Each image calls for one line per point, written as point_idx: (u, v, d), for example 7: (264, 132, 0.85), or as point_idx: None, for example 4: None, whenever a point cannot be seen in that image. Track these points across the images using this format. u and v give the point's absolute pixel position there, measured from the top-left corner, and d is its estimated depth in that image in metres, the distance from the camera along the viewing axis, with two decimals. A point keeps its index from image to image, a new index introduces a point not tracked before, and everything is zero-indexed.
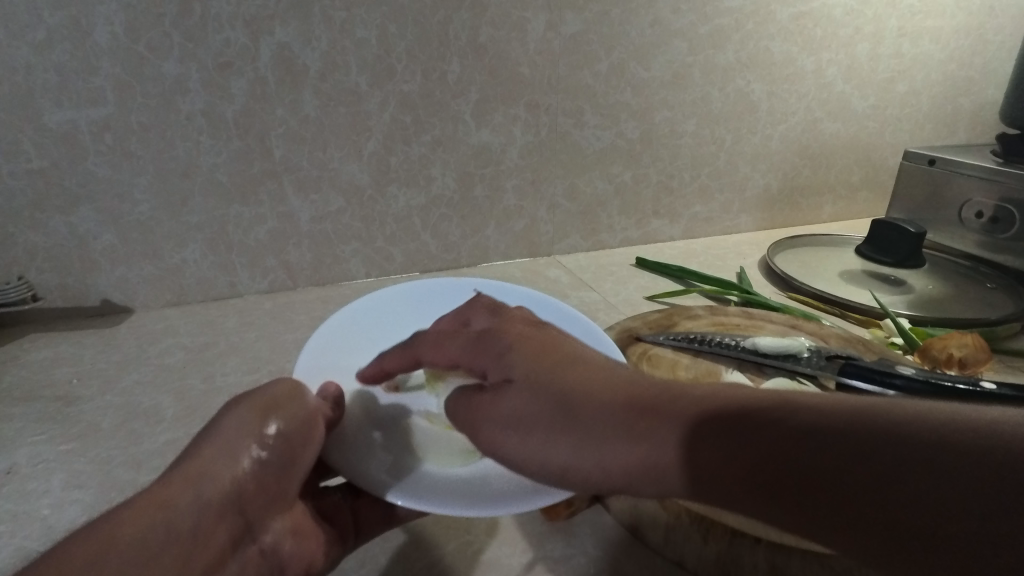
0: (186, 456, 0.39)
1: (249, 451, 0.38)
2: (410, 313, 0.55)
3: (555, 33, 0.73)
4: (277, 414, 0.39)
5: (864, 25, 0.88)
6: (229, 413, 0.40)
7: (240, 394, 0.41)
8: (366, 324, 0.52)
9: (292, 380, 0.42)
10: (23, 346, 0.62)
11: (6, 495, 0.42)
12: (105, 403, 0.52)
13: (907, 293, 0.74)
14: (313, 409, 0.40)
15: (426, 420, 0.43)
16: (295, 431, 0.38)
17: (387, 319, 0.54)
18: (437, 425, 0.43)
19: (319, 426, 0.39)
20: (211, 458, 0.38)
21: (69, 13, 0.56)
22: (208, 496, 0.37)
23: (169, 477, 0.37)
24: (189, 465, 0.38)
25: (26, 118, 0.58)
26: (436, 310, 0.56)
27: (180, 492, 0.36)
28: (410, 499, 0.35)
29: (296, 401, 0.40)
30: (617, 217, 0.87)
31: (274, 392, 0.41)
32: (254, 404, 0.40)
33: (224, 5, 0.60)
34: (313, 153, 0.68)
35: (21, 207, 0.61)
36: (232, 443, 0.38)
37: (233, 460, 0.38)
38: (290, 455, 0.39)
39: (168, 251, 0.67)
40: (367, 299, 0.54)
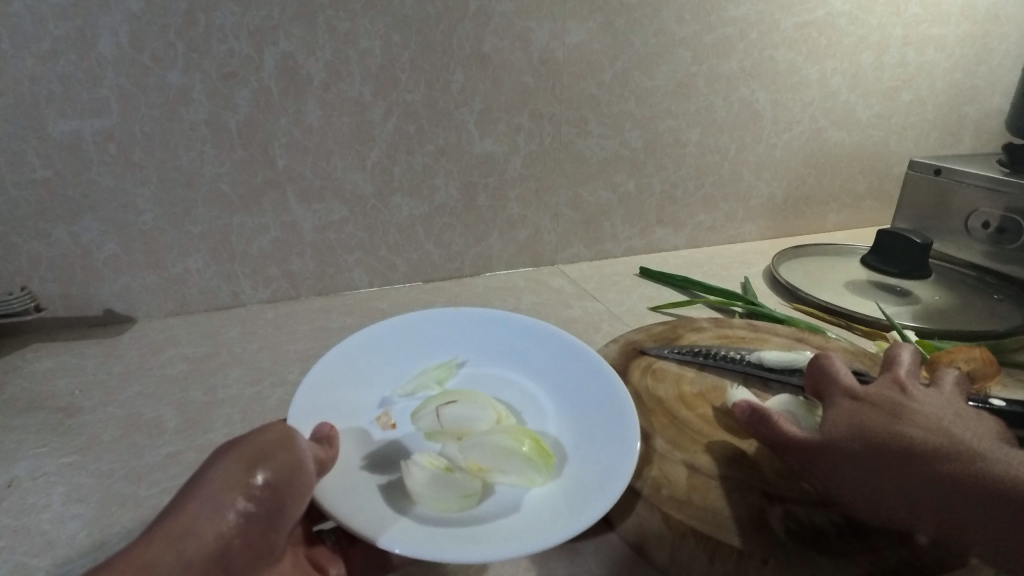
0: (162, 515, 0.31)
1: (235, 504, 0.31)
2: (407, 346, 0.55)
3: (559, 43, 0.73)
4: (267, 458, 0.33)
5: (869, 34, 0.88)
6: (209, 463, 0.33)
7: (221, 445, 0.34)
8: (365, 356, 0.52)
9: (279, 425, 0.36)
10: (25, 356, 0.62)
11: (6, 509, 0.41)
12: (106, 415, 0.51)
13: (914, 305, 0.74)
14: (303, 457, 0.35)
15: (423, 460, 0.41)
16: (285, 476, 0.33)
17: (386, 350, 0.53)
18: (434, 465, 0.41)
19: (309, 473, 0.35)
20: (193, 514, 0.31)
21: (74, 24, 0.56)
22: (192, 557, 0.30)
23: (145, 537, 0.30)
24: (164, 524, 0.31)
25: (30, 128, 0.58)
26: (427, 346, 0.55)
27: (159, 555, 0.29)
28: (405, 545, 0.34)
29: (285, 447, 0.34)
30: (621, 227, 0.87)
31: (264, 437, 0.35)
32: (240, 449, 0.33)
33: (228, 15, 0.60)
34: (316, 162, 0.68)
35: (24, 217, 0.61)
36: (216, 494, 0.31)
37: (214, 516, 0.31)
38: (280, 506, 0.33)
39: (171, 261, 0.67)
40: (356, 339, 0.53)
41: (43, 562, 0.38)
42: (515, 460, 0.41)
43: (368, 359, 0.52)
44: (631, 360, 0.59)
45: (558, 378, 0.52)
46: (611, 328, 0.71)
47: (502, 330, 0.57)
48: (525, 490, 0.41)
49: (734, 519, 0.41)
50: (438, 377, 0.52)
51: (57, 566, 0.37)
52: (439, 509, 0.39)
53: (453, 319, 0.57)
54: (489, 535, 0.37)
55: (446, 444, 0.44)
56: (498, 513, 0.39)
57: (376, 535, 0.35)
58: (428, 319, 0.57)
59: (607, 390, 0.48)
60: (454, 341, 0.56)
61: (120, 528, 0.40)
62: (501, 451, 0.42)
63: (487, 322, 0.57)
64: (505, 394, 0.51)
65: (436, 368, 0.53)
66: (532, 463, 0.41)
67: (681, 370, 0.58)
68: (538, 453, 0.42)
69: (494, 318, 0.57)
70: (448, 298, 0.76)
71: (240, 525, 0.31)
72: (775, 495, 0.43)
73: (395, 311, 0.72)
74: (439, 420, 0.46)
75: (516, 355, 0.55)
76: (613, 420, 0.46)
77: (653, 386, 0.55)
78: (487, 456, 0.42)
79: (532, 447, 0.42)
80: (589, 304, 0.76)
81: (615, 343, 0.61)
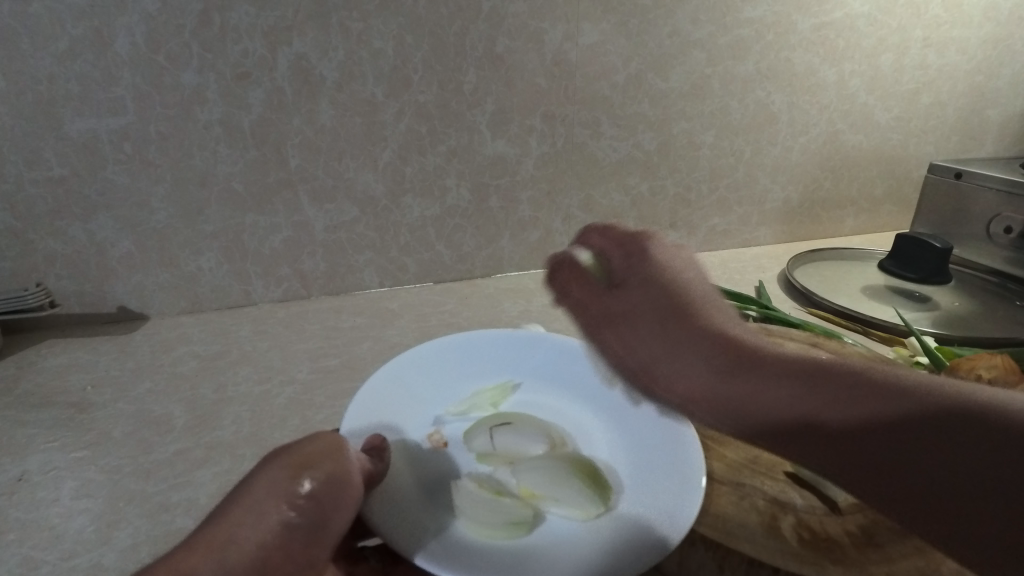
0: (214, 515, 0.32)
1: (277, 513, 0.32)
2: (448, 370, 0.53)
3: (572, 44, 0.72)
4: (313, 469, 0.33)
5: (888, 36, 0.86)
6: (259, 467, 0.34)
7: (273, 449, 0.35)
8: (409, 380, 0.50)
9: (330, 433, 0.37)
10: (40, 352, 0.62)
11: (16, 502, 0.42)
12: (118, 411, 0.52)
13: (933, 310, 0.72)
14: (351, 468, 0.35)
15: (474, 484, 0.42)
16: (331, 490, 0.33)
17: (427, 372, 0.52)
18: (485, 490, 0.41)
19: (356, 485, 0.34)
20: (238, 519, 0.31)
21: (92, 24, 0.57)
22: (232, 566, 0.30)
23: (191, 542, 0.31)
24: (210, 529, 0.32)
25: (49, 126, 0.59)
26: (471, 368, 0.53)
27: (201, 561, 0.30)
28: (442, 566, 0.34)
29: (332, 456, 0.34)
30: (633, 229, 0.86)
31: (314, 445, 0.35)
32: (288, 456, 0.34)
33: (243, 16, 0.60)
34: (328, 163, 0.69)
35: (41, 214, 0.62)
36: (260, 501, 0.32)
37: (255, 524, 0.31)
38: (322, 519, 0.33)
39: (184, 260, 0.68)
40: (393, 363, 0.50)
41: (50, 555, 0.38)
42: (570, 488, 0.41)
43: (411, 383, 0.50)
44: None
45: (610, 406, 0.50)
46: None
47: (541, 352, 0.55)
48: (577, 521, 0.40)
49: (744, 527, 0.40)
50: (492, 400, 0.51)
51: (65, 561, 0.37)
52: (485, 533, 0.38)
53: (489, 336, 0.55)
54: (537, 564, 0.35)
55: (496, 468, 0.45)
56: (550, 542, 0.38)
57: (415, 554, 0.34)
58: (465, 341, 0.55)
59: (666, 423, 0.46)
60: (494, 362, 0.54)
61: (127, 524, 0.40)
62: (557, 479, 0.41)
63: (523, 342, 0.55)
64: (559, 421, 0.50)
65: (483, 395, 0.51)
66: (587, 494, 0.41)
67: None
68: (594, 488, 0.42)
69: (530, 336, 0.55)
70: (458, 300, 0.76)
71: (279, 533, 0.32)
72: (784, 501, 0.43)
73: (405, 312, 0.72)
74: (492, 443, 0.46)
75: (562, 377, 0.54)
76: (671, 452, 0.43)
77: None
78: (540, 482, 0.42)
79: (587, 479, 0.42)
80: None
81: None
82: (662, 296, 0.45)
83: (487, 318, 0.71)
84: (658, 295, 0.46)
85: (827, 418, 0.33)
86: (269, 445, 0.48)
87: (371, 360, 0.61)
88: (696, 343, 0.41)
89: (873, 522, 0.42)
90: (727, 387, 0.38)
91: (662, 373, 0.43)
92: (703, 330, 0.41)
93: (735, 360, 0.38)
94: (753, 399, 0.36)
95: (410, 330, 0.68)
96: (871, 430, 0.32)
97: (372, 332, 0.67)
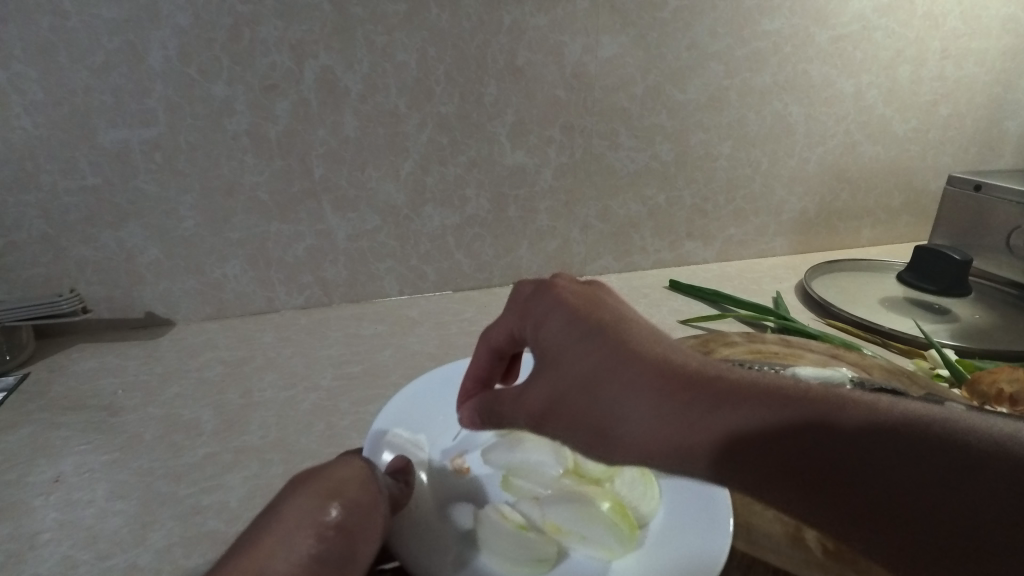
0: (236, 550, 0.32)
1: (308, 541, 0.32)
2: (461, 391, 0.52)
3: (591, 57, 0.73)
4: (339, 499, 0.35)
5: (906, 48, 0.87)
6: (285, 498, 0.35)
7: (298, 478, 0.36)
8: (434, 397, 0.51)
9: (351, 461, 0.38)
10: (71, 356, 0.64)
11: (52, 502, 0.43)
12: (147, 414, 0.53)
13: (951, 323, 0.72)
14: (375, 498, 0.36)
15: (498, 514, 0.41)
16: (358, 519, 0.34)
17: (447, 390, 0.52)
18: (509, 522, 0.40)
19: (381, 515, 0.36)
20: (268, 550, 0.32)
21: (127, 38, 0.59)
22: None
23: (218, 575, 0.30)
24: (240, 561, 0.31)
25: (83, 137, 0.61)
26: None
27: None
28: None
29: (361, 484, 0.36)
30: (650, 239, 0.86)
31: (340, 473, 0.37)
32: (314, 487, 0.35)
33: (272, 30, 0.62)
34: (352, 173, 0.70)
35: (74, 222, 0.63)
36: (292, 529, 0.32)
37: (288, 553, 0.32)
38: (352, 549, 0.33)
39: (210, 266, 0.69)
40: (404, 391, 0.50)
41: (86, 555, 0.39)
42: (598, 524, 0.40)
43: (438, 401, 0.50)
44: None
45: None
46: None
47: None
48: (602, 562, 0.39)
49: (769, 537, 0.41)
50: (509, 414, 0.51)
51: (102, 560, 0.38)
52: (510, 568, 0.38)
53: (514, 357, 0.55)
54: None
55: (521, 498, 0.44)
56: None
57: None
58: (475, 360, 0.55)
59: None
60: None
61: (160, 526, 0.41)
62: (585, 513, 0.41)
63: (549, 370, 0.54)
64: None
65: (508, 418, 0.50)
66: (615, 534, 0.40)
67: None
68: (622, 522, 0.40)
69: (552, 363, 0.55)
70: (477, 308, 0.76)
71: (310, 565, 0.31)
72: None
73: (425, 319, 0.73)
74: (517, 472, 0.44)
75: None
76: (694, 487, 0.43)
77: None
78: (569, 518, 0.41)
79: (614, 511, 0.41)
80: None
81: None
82: (565, 315, 0.38)
83: None
84: (554, 315, 0.39)
85: (799, 444, 0.28)
86: (296, 450, 0.49)
87: (393, 367, 0.62)
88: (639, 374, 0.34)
89: None
90: (695, 420, 0.31)
91: (587, 407, 0.35)
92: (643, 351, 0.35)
93: (700, 388, 0.32)
94: (729, 438, 0.30)
95: (431, 338, 0.68)
96: (881, 453, 0.27)
97: (393, 340, 0.68)
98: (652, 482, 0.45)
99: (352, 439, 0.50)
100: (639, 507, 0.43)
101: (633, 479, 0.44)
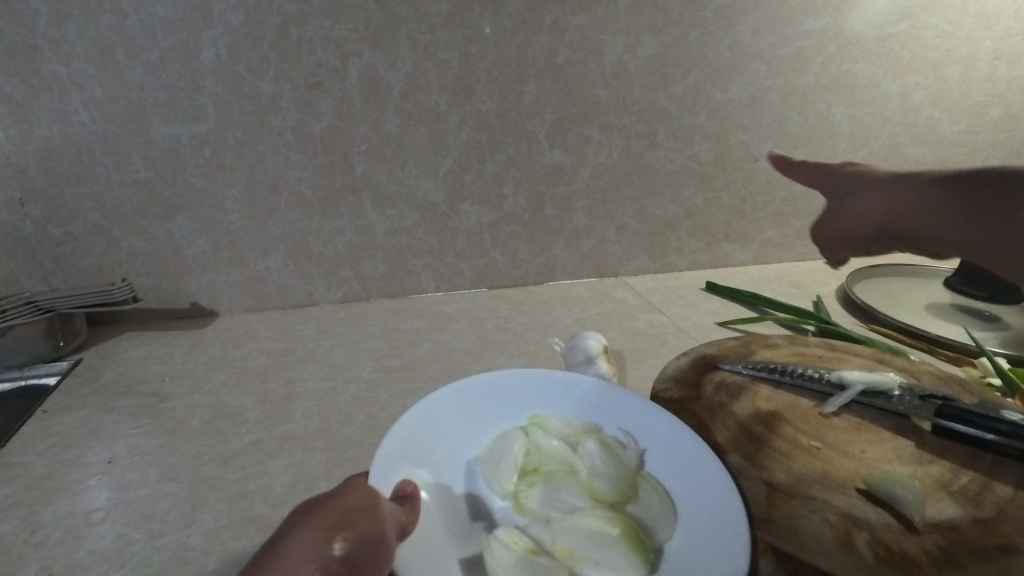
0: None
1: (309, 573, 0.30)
2: (445, 427, 0.48)
3: (631, 56, 0.73)
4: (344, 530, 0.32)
5: (955, 48, 0.84)
6: (290, 525, 0.32)
7: (302, 506, 0.33)
8: (443, 416, 0.48)
9: (357, 489, 0.36)
10: (120, 343, 0.66)
11: (106, 482, 0.45)
12: (194, 401, 0.55)
13: (1002, 331, 0.70)
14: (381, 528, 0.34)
15: (508, 537, 0.41)
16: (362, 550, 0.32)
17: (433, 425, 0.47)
18: (520, 546, 0.40)
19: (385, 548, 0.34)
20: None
21: (181, 37, 0.61)
22: None
23: None
24: None
25: (137, 132, 0.63)
26: (466, 419, 0.49)
27: None
28: None
29: (368, 514, 0.34)
30: (687, 240, 0.86)
31: (346, 502, 0.34)
32: (320, 516, 0.32)
33: (319, 28, 0.63)
34: (392, 169, 0.71)
35: (127, 213, 0.66)
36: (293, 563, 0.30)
37: None
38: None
39: (253, 259, 0.71)
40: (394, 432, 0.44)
41: (140, 533, 0.40)
42: (609, 548, 0.40)
43: (449, 424, 0.48)
44: (701, 375, 0.55)
45: (665, 440, 0.47)
46: (678, 341, 0.68)
47: (580, 390, 0.51)
48: None
49: (816, 540, 0.40)
50: (509, 438, 0.48)
51: (153, 540, 0.40)
52: None
53: (523, 372, 0.52)
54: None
55: (533, 521, 0.43)
56: None
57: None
58: (449, 391, 0.50)
59: (710, 474, 0.43)
60: (523, 401, 0.51)
61: (207, 508, 0.42)
62: (594, 537, 0.41)
63: (561, 382, 0.52)
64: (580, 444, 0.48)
65: (519, 437, 0.48)
66: (627, 556, 0.40)
67: (756, 387, 0.54)
68: (635, 545, 0.40)
69: (563, 377, 0.52)
70: (512, 306, 0.76)
71: None
72: (861, 520, 0.41)
73: (461, 316, 0.73)
74: (528, 497, 0.44)
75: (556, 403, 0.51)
76: (717, 503, 0.41)
77: (726, 402, 0.52)
78: (579, 542, 0.41)
79: (626, 534, 0.41)
80: (654, 317, 0.74)
81: (685, 357, 0.58)
82: None
83: (540, 323, 0.72)
84: None
85: None
86: (337, 439, 0.49)
87: (430, 362, 0.63)
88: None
89: (952, 543, 0.39)
90: None
91: None
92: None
93: None
94: None
95: (467, 334, 0.69)
96: None
97: (430, 335, 0.68)
98: (669, 498, 0.44)
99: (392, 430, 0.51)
100: (654, 528, 0.42)
101: (649, 498, 0.43)
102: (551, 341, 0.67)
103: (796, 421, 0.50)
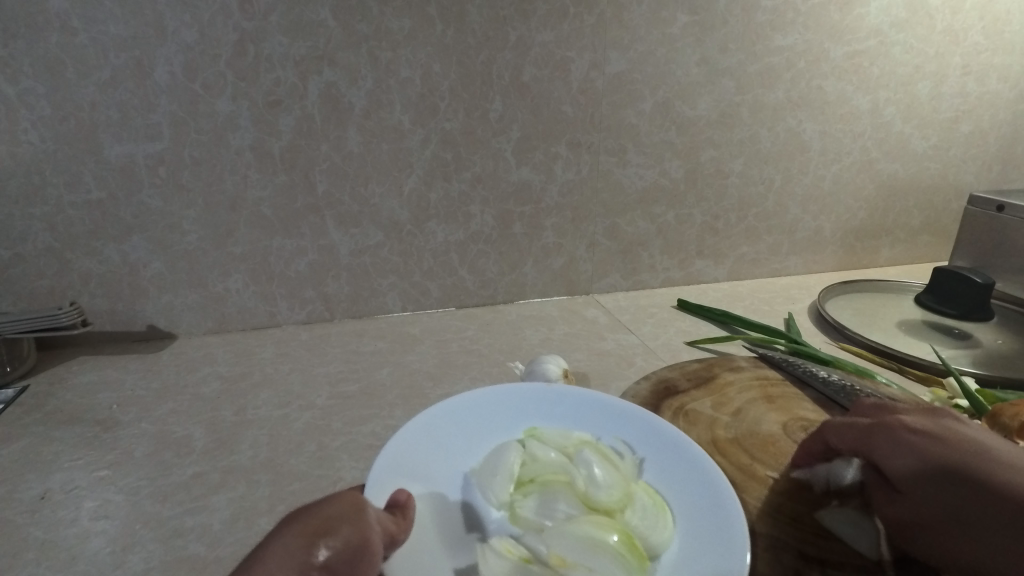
0: None
1: None
2: (443, 441, 0.46)
3: (599, 73, 0.72)
4: (326, 538, 0.30)
5: (925, 64, 0.84)
6: (273, 534, 0.30)
7: (287, 514, 0.32)
8: (441, 430, 0.46)
9: (347, 494, 0.34)
10: (70, 369, 0.64)
11: (36, 521, 0.42)
12: (140, 430, 0.53)
13: (971, 349, 0.69)
14: (370, 533, 0.32)
15: (501, 547, 0.39)
16: (343, 561, 0.30)
17: (432, 440, 0.45)
18: (512, 556, 0.38)
19: (371, 558, 0.31)
20: None
21: (133, 55, 0.59)
22: None
23: None
24: None
25: (89, 151, 0.61)
26: (465, 435, 0.47)
27: None
28: None
29: (354, 523, 0.32)
30: (659, 257, 0.85)
31: (331, 510, 0.32)
32: (302, 522, 0.31)
33: (277, 46, 0.62)
34: (355, 188, 0.70)
35: (79, 235, 0.64)
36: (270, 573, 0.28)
37: None
38: None
39: (213, 280, 0.69)
40: (390, 447, 0.42)
41: None
42: (604, 555, 0.38)
43: (446, 434, 0.46)
44: (661, 400, 0.56)
45: (663, 450, 0.45)
46: (646, 362, 0.67)
47: (574, 401, 0.50)
48: None
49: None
50: (506, 449, 0.45)
51: None
52: None
53: (519, 388, 0.50)
54: None
55: (526, 530, 0.41)
56: None
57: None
58: (450, 407, 0.48)
59: (704, 480, 0.42)
60: (517, 415, 0.49)
61: (141, 548, 0.40)
62: (589, 543, 0.38)
63: (555, 395, 0.50)
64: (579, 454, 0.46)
65: (515, 448, 0.46)
66: (623, 561, 0.37)
67: (715, 413, 0.54)
68: (630, 552, 0.38)
69: (558, 391, 0.50)
70: (480, 326, 0.75)
71: None
72: (814, 557, 0.41)
73: (427, 337, 0.72)
74: (523, 511, 0.42)
75: (556, 419, 0.49)
76: (710, 513, 0.40)
77: (685, 429, 0.52)
78: (573, 548, 0.38)
79: (622, 541, 0.38)
80: (623, 336, 0.73)
81: (647, 380, 0.58)
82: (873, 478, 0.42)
83: (507, 345, 0.70)
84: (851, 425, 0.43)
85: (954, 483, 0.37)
86: (284, 471, 0.48)
87: (391, 387, 0.61)
88: (952, 500, 0.37)
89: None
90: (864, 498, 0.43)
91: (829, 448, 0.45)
92: (921, 480, 0.38)
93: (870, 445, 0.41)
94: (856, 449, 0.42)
95: (430, 357, 0.67)
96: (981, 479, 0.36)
97: (392, 357, 0.67)
98: (665, 510, 0.42)
99: (343, 461, 0.49)
100: (651, 537, 0.39)
101: (645, 507, 0.41)
102: (512, 365, 0.66)
103: (753, 449, 0.50)
